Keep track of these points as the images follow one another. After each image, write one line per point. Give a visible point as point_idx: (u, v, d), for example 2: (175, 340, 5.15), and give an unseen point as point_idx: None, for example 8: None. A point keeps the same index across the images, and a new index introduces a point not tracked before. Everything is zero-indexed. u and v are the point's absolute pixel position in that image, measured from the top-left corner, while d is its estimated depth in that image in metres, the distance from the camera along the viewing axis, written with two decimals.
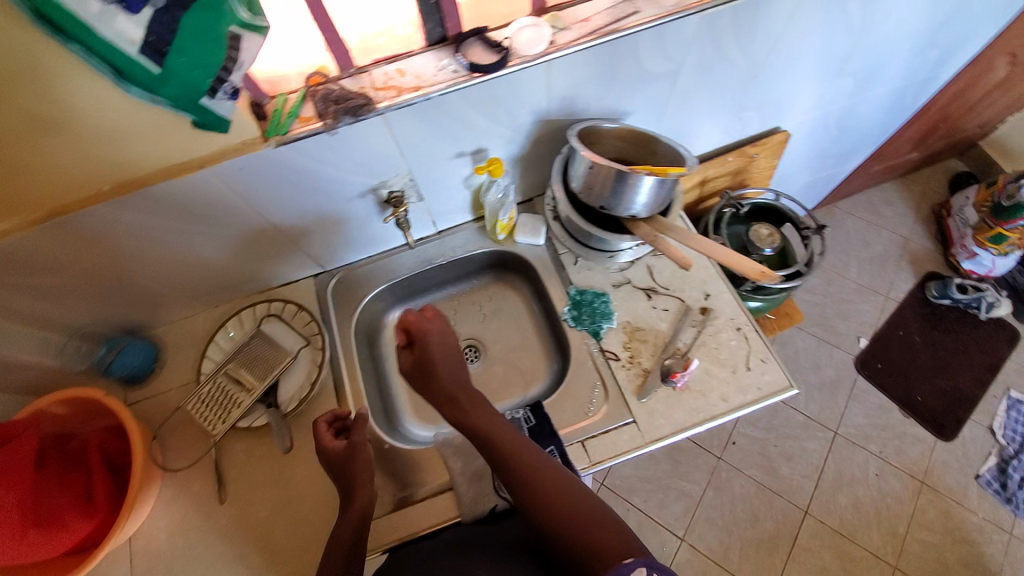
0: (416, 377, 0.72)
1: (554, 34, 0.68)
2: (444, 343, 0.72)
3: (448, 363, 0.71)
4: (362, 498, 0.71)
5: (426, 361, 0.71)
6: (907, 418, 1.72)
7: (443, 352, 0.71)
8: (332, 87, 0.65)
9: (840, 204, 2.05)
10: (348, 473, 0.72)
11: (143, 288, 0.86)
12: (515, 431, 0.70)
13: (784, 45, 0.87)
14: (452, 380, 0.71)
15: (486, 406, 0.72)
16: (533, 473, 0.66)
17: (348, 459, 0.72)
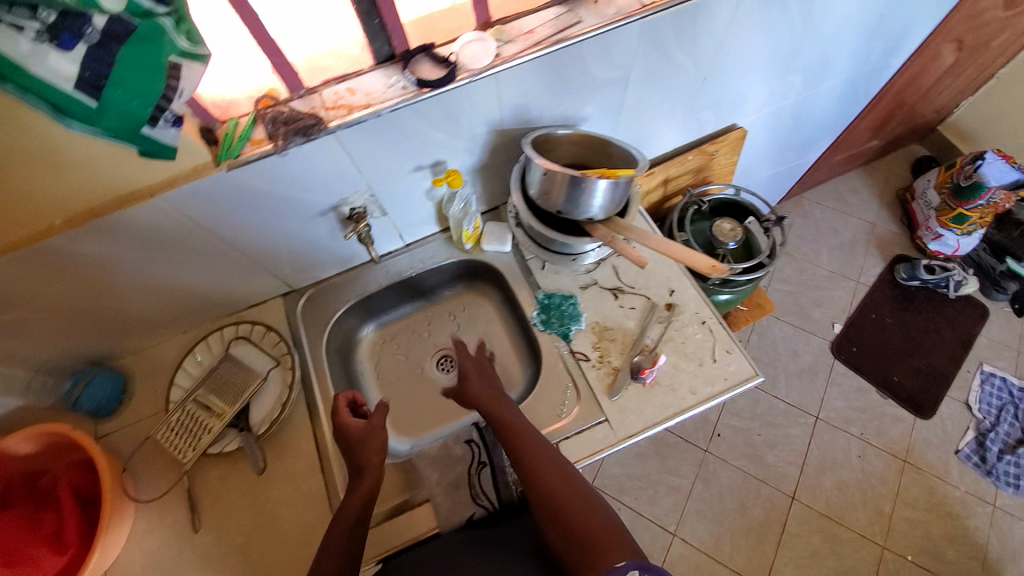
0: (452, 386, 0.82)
1: (499, 48, 0.70)
2: (478, 363, 0.84)
3: (483, 374, 0.83)
4: (371, 478, 0.72)
5: (465, 372, 0.82)
6: (886, 398, 1.75)
7: (478, 369, 0.83)
8: (281, 109, 0.66)
9: (807, 193, 2.10)
10: (362, 451, 0.74)
11: (107, 318, 0.85)
12: (532, 431, 0.74)
13: (730, 45, 0.90)
14: (484, 388, 0.80)
15: (511, 408, 0.77)
16: (543, 471, 0.68)
17: (366, 436, 0.75)
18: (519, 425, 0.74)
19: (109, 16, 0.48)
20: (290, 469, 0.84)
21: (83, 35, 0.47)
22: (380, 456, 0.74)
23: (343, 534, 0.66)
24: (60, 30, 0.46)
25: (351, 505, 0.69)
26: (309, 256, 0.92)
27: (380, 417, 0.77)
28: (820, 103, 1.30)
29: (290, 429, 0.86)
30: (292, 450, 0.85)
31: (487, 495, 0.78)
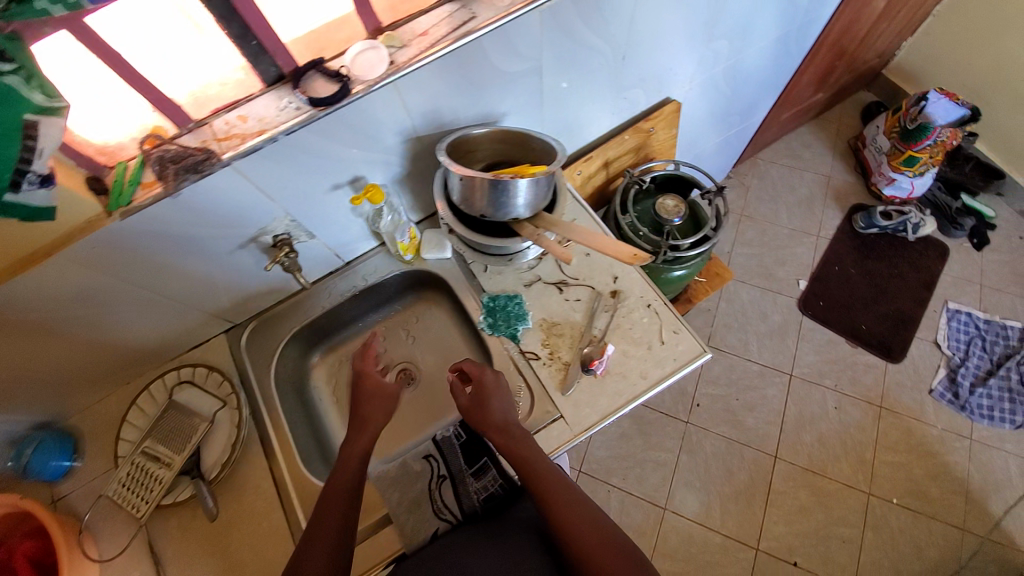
0: (467, 412, 0.76)
1: (392, 54, 0.67)
2: (497, 382, 0.78)
3: (500, 394, 0.77)
4: (372, 428, 0.76)
5: (483, 397, 0.76)
6: (857, 347, 1.78)
7: (495, 392, 0.77)
8: (167, 147, 0.63)
9: (762, 154, 2.10)
10: (371, 406, 0.78)
11: (37, 384, 0.81)
12: (551, 465, 0.72)
13: (643, 21, 0.88)
14: (500, 412, 0.76)
15: (531, 444, 0.74)
16: (568, 519, 0.67)
17: (382, 394, 0.79)
18: (539, 465, 0.72)
19: None
20: (251, 508, 0.82)
21: None
22: (385, 416, 0.78)
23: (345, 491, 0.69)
24: None
25: (352, 461, 0.73)
26: (242, 290, 0.89)
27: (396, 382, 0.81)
28: (753, 64, 1.29)
29: (244, 469, 0.84)
30: (251, 488, 0.83)
31: (450, 509, 0.77)
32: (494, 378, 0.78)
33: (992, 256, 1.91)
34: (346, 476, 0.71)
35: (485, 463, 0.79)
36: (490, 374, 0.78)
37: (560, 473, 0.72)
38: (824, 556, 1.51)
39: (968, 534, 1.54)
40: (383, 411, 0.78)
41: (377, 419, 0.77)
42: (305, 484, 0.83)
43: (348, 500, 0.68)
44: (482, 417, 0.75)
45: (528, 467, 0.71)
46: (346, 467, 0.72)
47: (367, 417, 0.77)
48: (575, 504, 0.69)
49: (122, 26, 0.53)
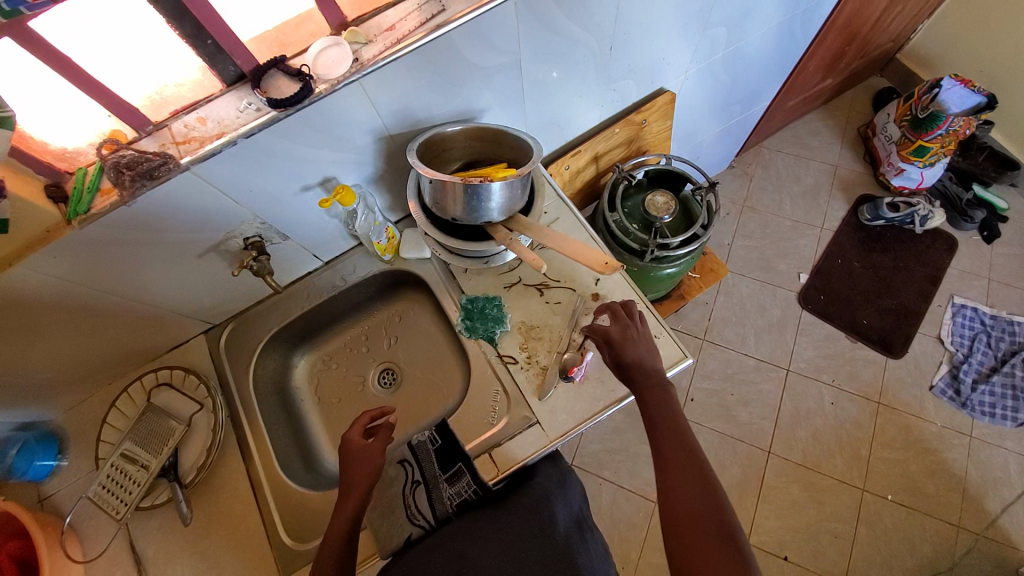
0: (611, 354, 0.75)
1: (357, 52, 0.64)
2: (643, 341, 0.75)
3: (643, 348, 0.74)
4: (357, 495, 0.69)
5: (626, 346, 0.74)
6: (857, 342, 1.74)
7: (639, 346, 0.74)
8: (123, 153, 0.60)
9: (766, 142, 2.03)
10: (349, 470, 0.72)
11: (16, 388, 0.81)
12: (682, 428, 0.69)
13: (630, 11, 0.83)
14: (646, 361, 0.74)
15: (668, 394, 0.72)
16: (679, 490, 0.63)
17: (365, 456, 0.72)
18: (676, 426, 0.69)
19: None
20: (227, 509, 0.83)
21: None
22: (368, 479, 0.71)
23: (337, 545, 0.66)
24: None
25: (334, 530, 0.68)
26: (217, 293, 0.88)
27: (381, 442, 0.74)
28: (753, 51, 1.23)
29: (221, 472, 0.85)
30: (229, 491, 0.84)
31: (424, 514, 0.76)
32: (640, 335, 0.76)
33: (1002, 249, 1.85)
34: (329, 546, 0.66)
35: (459, 469, 0.77)
36: (636, 330, 0.76)
37: (692, 445, 0.67)
38: (815, 551, 1.50)
39: (962, 530, 1.52)
40: (367, 476, 0.71)
41: (363, 483, 0.70)
42: (280, 487, 0.83)
43: (338, 563, 0.65)
44: (626, 360, 0.74)
45: (664, 419, 0.70)
46: (332, 532, 0.68)
47: (351, 481, 0.71)
48: (694, 474, 0.64)
49: (67, 28, 0.50)
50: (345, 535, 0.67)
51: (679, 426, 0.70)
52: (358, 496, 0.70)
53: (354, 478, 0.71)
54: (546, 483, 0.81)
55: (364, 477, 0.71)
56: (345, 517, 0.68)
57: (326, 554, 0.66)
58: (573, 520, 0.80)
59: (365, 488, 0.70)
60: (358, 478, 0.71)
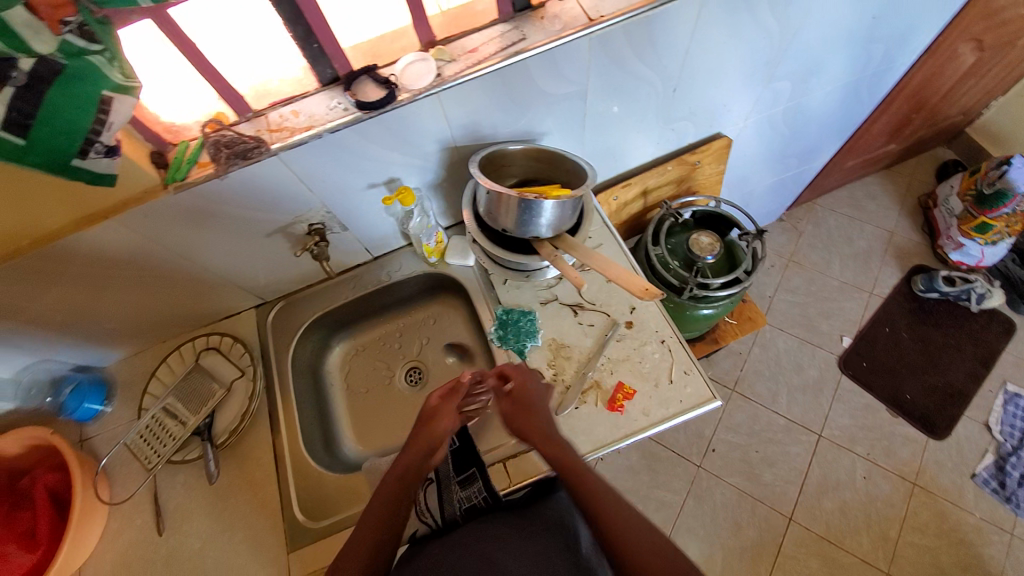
0: (507, 420, 0.76)
1: (440, 67, 0.70)
2: (534, 395, 0.77)
3: (539, 403, 0.76)
4: (414, 455, 0.73)
5: (520, 404, 0.76)
6: (897, 417, 1.66)
7: (531, 404, 0.76)
8: (224, 133, 0.68)
9: (820, 201, 2.01)
10: (416, 432, 0.76)
11: (86, 331, 0.89)
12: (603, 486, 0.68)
13: (698, 56, 0.86)
14: (539, 416, 0.75)
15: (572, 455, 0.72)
16: (646, 567, 0.60)
17: (430, 419, 0.76)
18: (607, 494, 0.67)
19: (35, 57, 0.47)
20: (248, 477, 0.86)
21: (9, 78, 0.47)
22: (428, 445, 0.74)
23: (388, 495, 0.70)
24: None
25: (388, 483, 0.71)
26: (273, 271, 0.94)
27: (450, 409, 0.77)
28: (817, 107, 1.23)
29: (249, 440, 0.89)
30: (252, 460, 0.87)
31: (433, 513, 0.77)
32: (530, 388, 0.78)
33: None
34: (382, 500, 0.69)
35: (472, 473, 0.80)
36: (525, 385, 0.78)
37: (630, 509, 0.66)
38: None
39: None
40: (430, 440, 0.74)
41: (422, 444, 0.74)
42: (298, 464, 0.86)
43: (385, 514, 0.68)
44: (523, 421, 0.75)
45: (594, 485, 0.67)
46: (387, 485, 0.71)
47: (414, 444, 0.74)
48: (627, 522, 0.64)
49: (199, 19, 0.57)
50: (395, 489, 0.70)
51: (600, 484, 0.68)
52: (429, 445, 0.74)
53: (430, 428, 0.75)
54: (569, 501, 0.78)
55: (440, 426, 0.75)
56: (408, 469, 0.72)
57: (373, 511, 0.68)
58: (596, 541, 0.76)
59: (433, 442, 0.74)
60: (432, 429, 0.75)
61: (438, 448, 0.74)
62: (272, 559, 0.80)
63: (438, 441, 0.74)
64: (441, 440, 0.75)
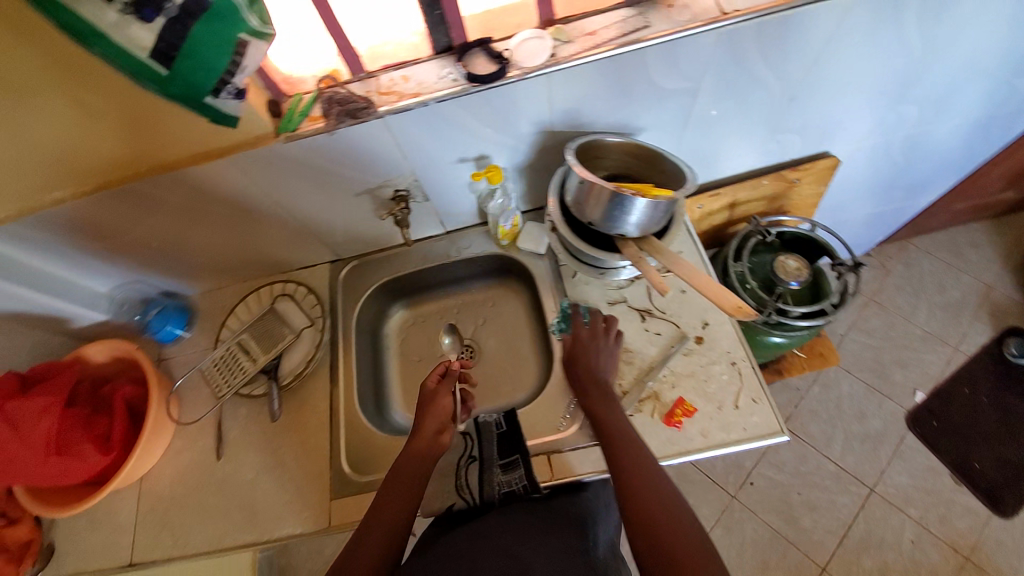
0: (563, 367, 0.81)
1: (556, 47, 0.68)
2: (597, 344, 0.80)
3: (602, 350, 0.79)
4: (427, 433, 0.75)
5: (576, 354, 0.80)
6: (961, 486, 1.51)
7: (592, 353, 0.79)
8: (337, 90, 0.71)
9: (915, 241, 1.83)
10: (421, 411, 0.78)
11: (180, 260, 0.95)
12: (632, 438, 0.70)
13: (826, 65, 0.80)
14: (588, 369, 0.78)
15: (612, 404, 0.75)
16: (648, 510, 0.63)
17: (432, 399, 0.79)
18: (639, 463, 0.67)
19: None
20: (302, 420, 0.90)
21: (163, 9, 0.49)
22: (435, 427, 0.76)
23: (413, 477, 0.71)
24: (143, 4, 0.48)
25: (410, 463, 0.73)
26: (353, 230, 0.96)
27: (448, 388, 0.80)
28: (939, 140, 1.12)
29: (309, 386, 0.92)
30: (308, 406, 0.91)
31: (471, 489, 0.78)
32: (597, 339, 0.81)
33: None
34: (406, 482, 0.71)
35: (515, 460, 0.79)
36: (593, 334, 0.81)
37: (665, 485, 0.65)
38: None
39: None
40: (437, 421, 0.76)
41: (431, 424, 0.76)
42: (350, 418, 0.89)
43: (413, 489, 0.70)
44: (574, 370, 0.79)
45: (625, 448, 0.69)
46: (409, 463, 0.73)
47: (421, 426, 0.76)
48: (644, 471, 0.66)
49: None
50: (420, 471, 0.72)
51: (627, 434, 0.71)
52: (435, 427, 0.76)
53: (431, 411, 0.77)
54: (594, 502, 0.79)
55: (439, 409, 0.77)
56: (422, 451, 0.74)
57: (392, 501, 0.69)
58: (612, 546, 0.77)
59: (439, 424, 0.77)
60: (433, 413, 0.77)
61: (446, 428, 0.77)
62: (314, 502, 0.83)
63: (443, 425, 0.77)
64: (445, 422, 0.77)
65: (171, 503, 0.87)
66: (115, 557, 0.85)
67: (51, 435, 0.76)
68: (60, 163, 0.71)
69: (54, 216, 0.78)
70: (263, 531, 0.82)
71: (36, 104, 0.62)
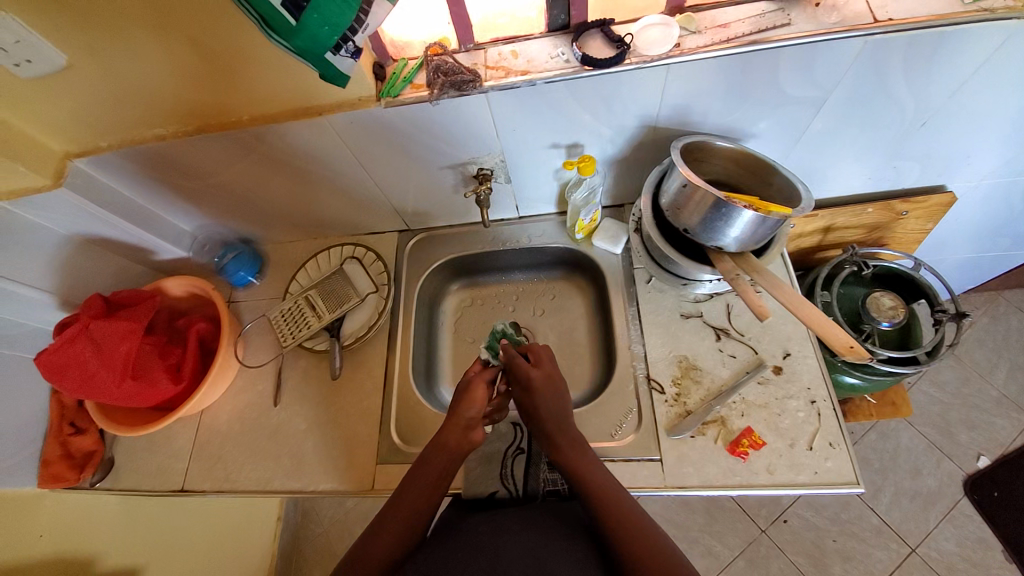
0: (522, 414, 0.75)
1: (682, 37, 0.65)
2: (545, 387, 0.72)
3: (553, 399, 0.72)
4: (453, 427, 0.70)
5: (529, 404, 0.72)
6: (1010, 562, 1.34)
7: (546, 398, 0.71)
8: (445, 59, 0.69)
9: (1007, 293, 1.63)
10: (456, 399, 0.73)
11: (261, 209, 0.97)
12: (621, 493, 0.64)
13: (970, 93, 0.70)
14: (551, 417, 0.71)
15: (586, 452, 0.69)
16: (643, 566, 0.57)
17: (468, 389, 0.73)
18: (635, 522, 0.61)
19: None
20: (357, 383, 0.91)
21: None
22: (463, 425, 0.70)
23: (426, 488, 0.67)
24: None
25: (431, 463, 0.68)
26: (428, 202, 0.95)
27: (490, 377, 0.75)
28: None
29: (366, 350, 0.93)
30: (364, 369, 0.92)
31: (516, 481, 0.77)
32: (542, 378, 0.72)
33: None
34: (420, 487, 0.67)
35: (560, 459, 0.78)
36: (537, 375, 0.73)
37: (666, 548, 0.58)
38: None
39: None
40: (471, 414, 0.71)
41: (459, 420, 0.70)
42: (401, 389, 0.89)
43: (433, 484, 0.67)
44: (532, 421, 0.72)
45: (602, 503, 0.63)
46: (431, 462, 0.69)
47: (451, 421, 0.71)
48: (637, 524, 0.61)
49: None
50: (443, 467, 0.68)
51: (609, 488, 0.65)
52: (466, 422, 0.71)
53: (464, 405, 0.72)
54: None
55: (474, 404, 0.72)
56: (450, 446, 0.69)
57: (414, 492, 0.67)
58: None
59: (469, 420, 0.71)
60: (467, 407, 0.72)
61: (474, 426, 0.71)
62: (362, 464, 0.84)
63: (475, 421, 0.71)
64: (478, 419, 0.72)
65: (225, 439, 0.90)
66: (169, 481, 0.89)
67: (127, 359, 0.79)
68: (167, 103, 0.73)
69: (149, 150, 0.79)
70: (309, 482, 0.84)
71: (156, 43, 0.63)
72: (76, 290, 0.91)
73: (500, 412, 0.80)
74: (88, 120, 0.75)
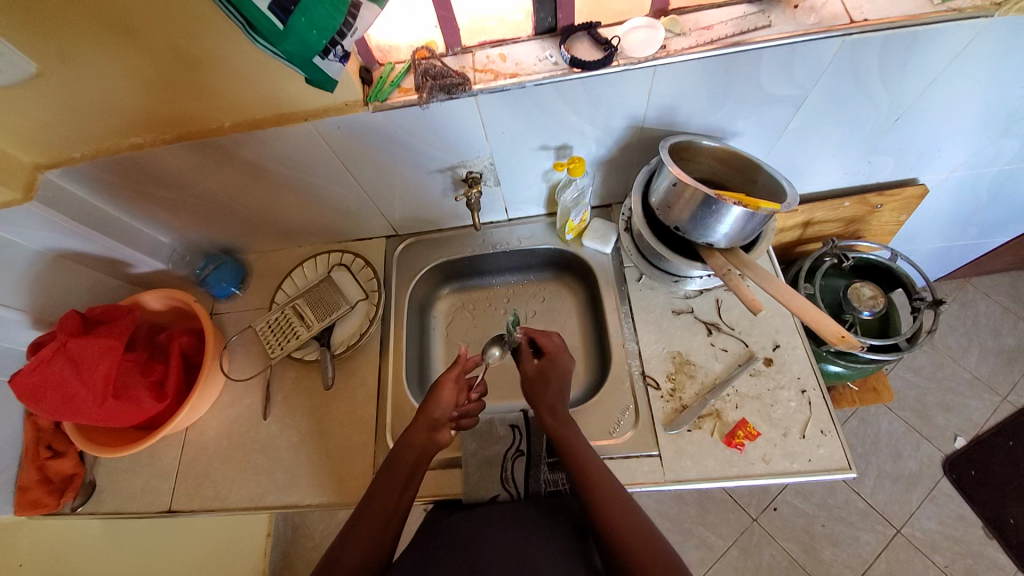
0: (526, 382, 0.77)
1: (667, 38, 0.66)
2: (566, 363, 0.77)
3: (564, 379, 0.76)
4: (422, 424, 0.71)
5: (546, 374, 0.76)
6: (990, 539, 1.40)
7: (555, 375, 0.75)
8: (434, 63, 0.68)
9: (974, 280, 1.70)
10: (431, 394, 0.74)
11: (243, 218, 0.95)
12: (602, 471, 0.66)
13: (939, 90, 0.73)
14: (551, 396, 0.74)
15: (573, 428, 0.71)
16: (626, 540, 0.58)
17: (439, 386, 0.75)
18: (619, 505, 0.62)
19: None
20: (350, 391, 0.90)
21: None
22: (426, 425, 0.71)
23: (397, 486, 0.67)
24: None
25: (401, 465, 0.68)
26: (417, 206, 0.94)
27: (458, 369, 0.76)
28: None
29: (357, 358, 0.92)
30: (357, 376, 0.91)
31: (516, 484, 0.77)
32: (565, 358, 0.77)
33: None
34: (392, 487, 0.67)
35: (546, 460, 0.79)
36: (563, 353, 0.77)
37: (647, 526, 0.60)
38: None
39: None
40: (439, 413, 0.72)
41: (422, 420, 0.71)
42: (395, 395, 0.88)
43: (404, 484, 0.67)
44: (539, 393, 0.75)
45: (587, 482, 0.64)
46: (401, 460, 0.69)
47: (417, 420, 0.72)
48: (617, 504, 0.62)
49: None
50: (411, 465, 0.69)
51: (595, 467, 0.66)
52: (432, 421, 0.71)
53: (433, 403, 0.73)
54: None
55: (442, 404, 0.72)
56: (417, 445, 0.70)
57: (385, 492, 0.66)
58: None
59: (435, 420, 0.72)
60: (435, 404, 0.73)
61: (437, 428, 0.71)
62: (359, 474, 0.83)
63: (442, 422, 0.72)
64: (445, 420, 0.73)
65: (213, 455, 0.88)
66: (155, 501, 0.86)
67: (108, 379, 0.76)
68: (142, 110, 0.70)
69: (123, 160, 0.77)
70: (304, 495, 0.82)
71: (129, 48, 0.61)
72: (50, 308, 0.88)
73: (470, 420, 0.78)
74: (58, 130, 0.72)
